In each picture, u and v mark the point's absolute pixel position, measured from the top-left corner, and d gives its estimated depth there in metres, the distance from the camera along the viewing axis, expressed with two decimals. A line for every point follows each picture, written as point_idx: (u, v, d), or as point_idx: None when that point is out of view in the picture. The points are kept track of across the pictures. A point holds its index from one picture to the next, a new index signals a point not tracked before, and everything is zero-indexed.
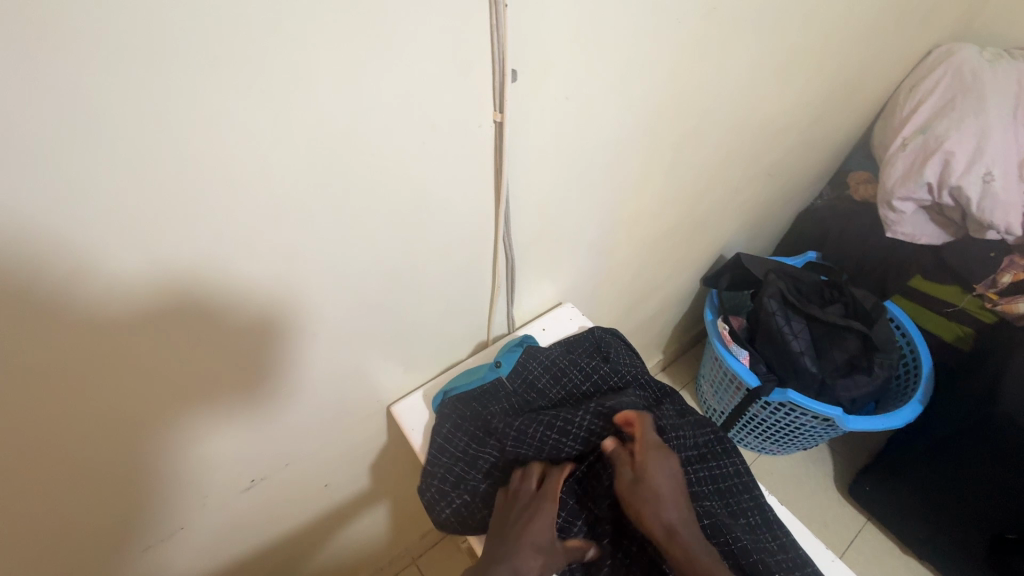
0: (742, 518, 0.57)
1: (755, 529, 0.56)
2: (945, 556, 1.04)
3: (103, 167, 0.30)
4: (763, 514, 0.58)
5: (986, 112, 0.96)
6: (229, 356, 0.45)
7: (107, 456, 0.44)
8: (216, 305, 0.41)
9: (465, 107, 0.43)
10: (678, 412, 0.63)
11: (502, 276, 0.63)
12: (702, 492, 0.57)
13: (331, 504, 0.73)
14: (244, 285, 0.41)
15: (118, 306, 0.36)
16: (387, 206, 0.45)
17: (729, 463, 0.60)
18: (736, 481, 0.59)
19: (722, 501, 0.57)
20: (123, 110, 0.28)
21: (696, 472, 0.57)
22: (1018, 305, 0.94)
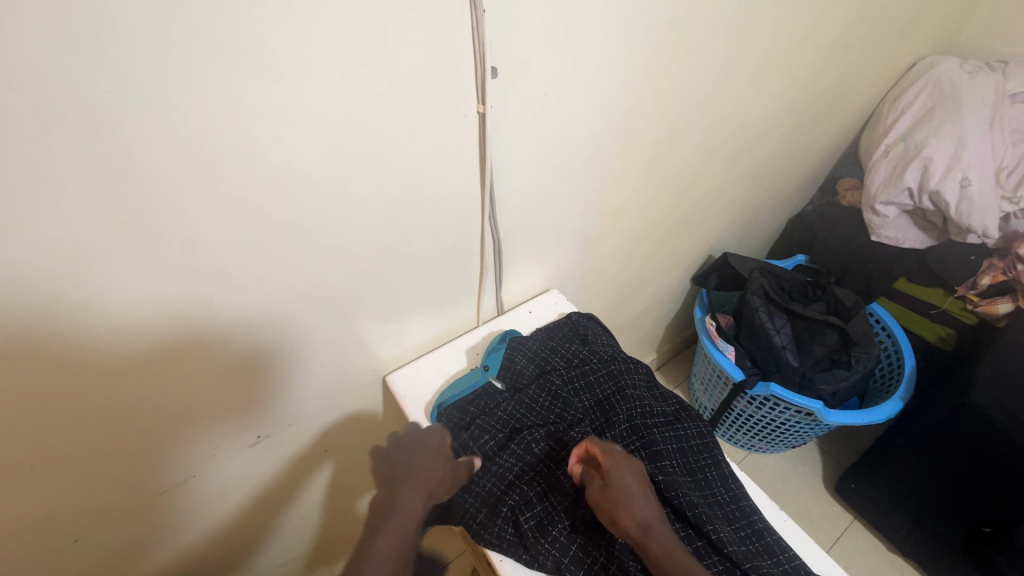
0: (699, 475, 0.62)
1: (709, 484, 0.62)
2: (928, 553, 1.06)
3: (148, 133, 0.36)
4: (719, 469, 0.63)
5: (963, 120, 1.00)
6: (244, 314, 0.51)
7: (133, 397, 0.49)
8: (235, 261, 0.46)
9: (451, 98, 0.49)
10: (647, 385, 0.69)
11: (490, 257, 0.69)
12: (664, 450, 0.62)
13: (330, 470, 0.79)
14: (258, 247, 0.47)
15: (149, 253, 0.41)
16: (383, 183, 0.51)
17: (692, 425, 0.66)
18: (698, 441, 0.65)
19: (684, 460, 0.63)
20: (165, 88, 0.34)
21: (659, 432, 0.63)
22: (998, 306, 0.99)
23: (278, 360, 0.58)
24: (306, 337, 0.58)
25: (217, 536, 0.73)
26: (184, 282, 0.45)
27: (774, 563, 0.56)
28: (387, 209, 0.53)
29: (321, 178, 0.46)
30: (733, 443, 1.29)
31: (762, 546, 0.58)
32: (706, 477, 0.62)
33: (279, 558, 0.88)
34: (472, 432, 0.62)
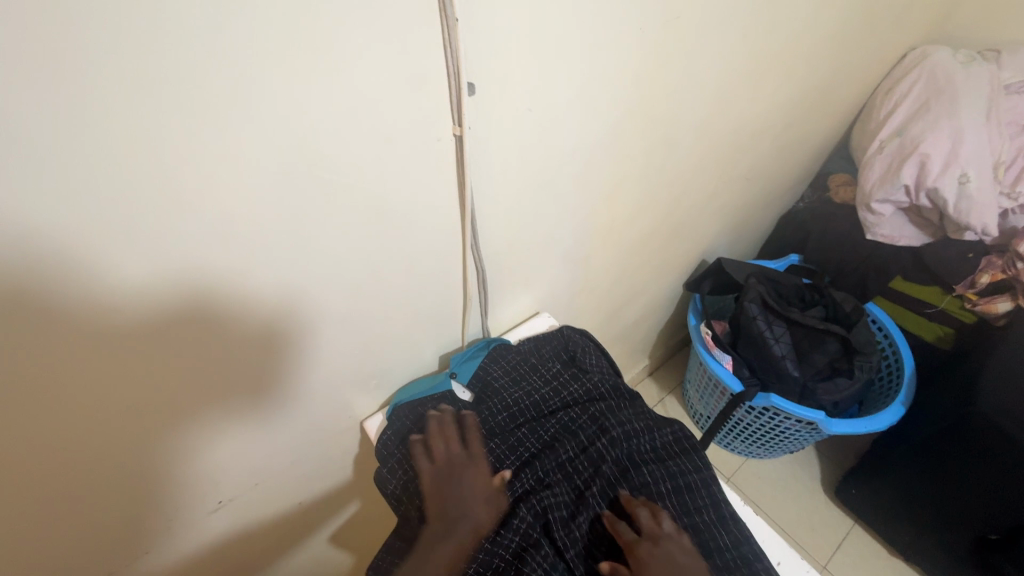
0: (698, 517, 0.55)
1: (708, 527, 0.55)
2: (930, 558, 1.04)
3: (48, 191, 0.29)
4: (719, 512, 0.56)
5: (959, 114, 0.97)
6: (192, 376, 0.44)
7: (61, 479, 0.42)
8: (185, 307, 0.39)
9: (422, 119, 0.42)
10: (638, 415, 0.63)
11: (474, 287, 0.62)
12: (657, 492, 0.56)
13: (310, 520, 0.72)
14: (197, 301, 0.40)
15: (88, 303, 0.35)
16: (346, 221, 0.44)
17: (687, 461, 0.59)
18: (694, 477, 0.58)
19: (683, 505, 0.55)
20: (68, 133, 0.28)
21: (649, 471, 0.57)
22: (999, 306, 0.97)
23: (238, 418, 0.51)
24: (268, 390, 0.51)
25: None
26: (123, 340, 0.38)
27: None
28: (353, 248, 0.46)
29: (267, 220, 0.39)
30: (730, 450, 1.26)
31: None
32: (704, 520, 0.55)
33: None
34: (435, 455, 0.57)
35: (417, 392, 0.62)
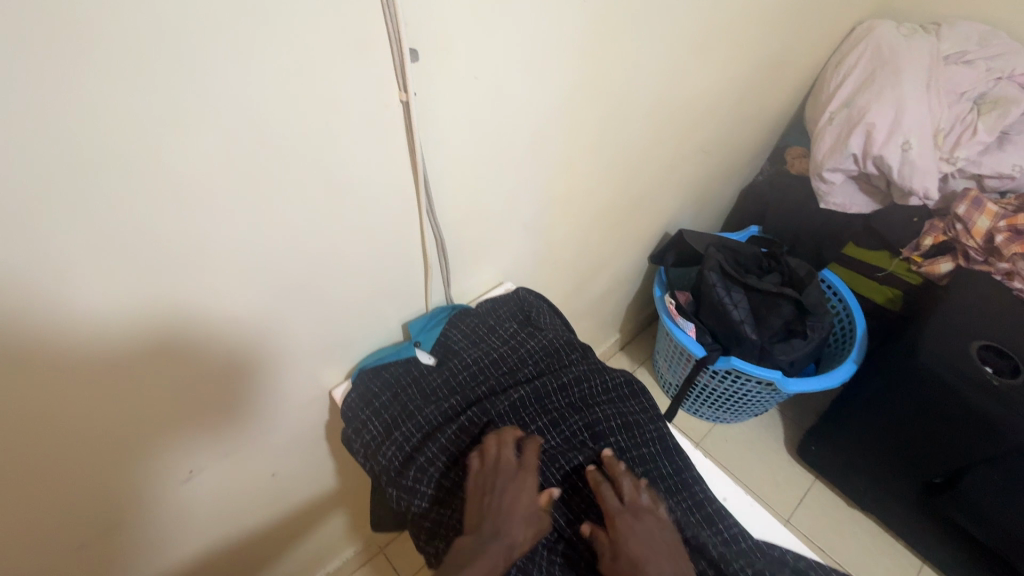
0: (643, 449, 0.60)
1: (653, 457, 0.60)
2: (881, 507, 1.10)
3: (2, 157, 0.31)
4: (663, 444, 0.62)
5: (902, 84, 1.01)
6: (155, 374, 0.47)
7: (25, 447, 0.42)
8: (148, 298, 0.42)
9: (367, 86, 0.44)
10: (589, 366, 0.67)
11: (435, 256, 0.64)
12: (607, 430, 0.61)
13: (285, 495, 0.73)
14: (153, 263, 0.41)
15: (64, 329, 0.39)
16: (299, 188, 0.45)
17: (633, 402, 0.65)
18: (640, 415, 0.64)
19: (633, 440, 0.61)
20: (18, 105, 0.30)
21: (600, 412, 0.62)
22: (940, 266, 1.02)
23: (206, 389, 0.52)
24: (233, 360, 0.53)
25: None
26: (95, 363, 0.43)
27: (714, 533, 0.55)
28: (308, 215, 0.48)
29: (222, 189, 0.41)
30: (699, 416, 1.31)
31: (704, 515, 0.57)
32: (650, 451, 0.60)
33: None
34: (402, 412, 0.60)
35: (381, 361, 0.64)
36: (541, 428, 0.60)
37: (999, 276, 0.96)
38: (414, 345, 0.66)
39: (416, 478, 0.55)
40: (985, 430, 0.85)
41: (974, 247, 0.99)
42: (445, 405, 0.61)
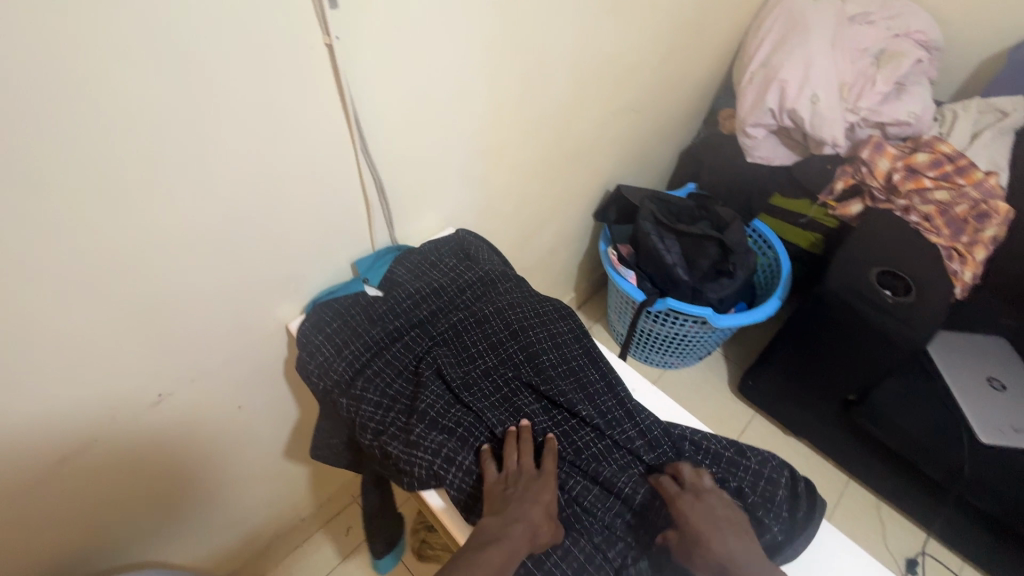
0: (571, 362, 0.70)
1: (580, 367, 0.70)
2: (807, 429, 1.20)
3: None
4: (588, 356, 0.71)
5: (809, 43, 1.11)
6: (72, 463, 0.60)
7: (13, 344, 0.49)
8: (102, 245, 0.50)
9: (293, 28, 0.50)
10: (523, 294, 0.76)
11: (375, 196, 0.72)
12: (541, 347, 0.69)
13: (249, 431, 0.79)
14: (111, 183, 0.47)
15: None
16: (238, 120, 0.52)
17: (564, 324, 0.74)
18: (569, 334, 0.73)
19: (562, 355, 0.70)
20: None
21: (533, 331, 0.71)
22: (852, 208, 1.16)
23: (162, 310, 0.58)
24: (186, 284, 0.59)
25: (135, 512, 0.71)
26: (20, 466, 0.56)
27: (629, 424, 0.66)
28: (246, 148, 0.55)
29: (162, 119, 0.47)
30: (649, 363, 1.40)
31: (624, 412, 0.68)
32: (578, 363, 0.70)
33: (209, 536, 0.86)
34: (352, 338, 0.68)
35: (332, 297, 0.71)
36: (478, 348, 0.69)
37: (899, 212, 1.09)
38: (363, 283, 0.73)
39: (364, 388, 0.64)
40: (885, 344, 0.97)
41: (878, 187, 1.11)
42: (390, 329, 0.69)
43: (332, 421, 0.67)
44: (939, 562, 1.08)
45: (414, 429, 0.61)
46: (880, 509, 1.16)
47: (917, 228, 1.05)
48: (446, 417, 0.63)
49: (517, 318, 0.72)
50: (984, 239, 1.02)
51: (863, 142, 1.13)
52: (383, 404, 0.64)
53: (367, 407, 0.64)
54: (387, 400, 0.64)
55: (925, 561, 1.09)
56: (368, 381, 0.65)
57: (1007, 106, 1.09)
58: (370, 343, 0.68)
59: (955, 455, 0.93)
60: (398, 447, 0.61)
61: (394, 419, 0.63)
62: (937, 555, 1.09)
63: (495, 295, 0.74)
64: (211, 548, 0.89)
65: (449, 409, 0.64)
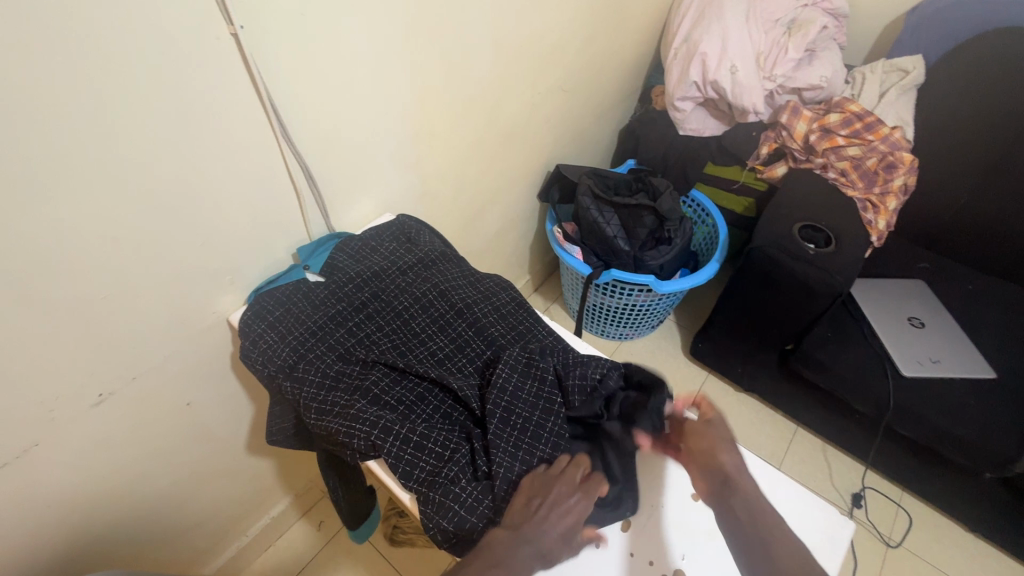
0: (518, 332, 0.71)
1: (527, 332, 0.71)
2: (755, 383, 1.27)
3: None
4: (534, 324, 0.72)
5: (724, 16, 1.16)
6: None
7: None
8: (18, 245, 0.50)
9: (196, 19, 0.52)
10: (466, 274, 0.77)
11: (305, 184, 0.74)
12: (486, 320, 0.70)
13: (202, 427, 0.79)
14: (22, 177, 0.48)
15: None
16: (149, 112, 0.54)
17: (508, 296, 0.75)
18: (513, 305, 0.74)
19: (506, 326, 0.70)
20: None
21: (478, 307, 0.71)
22: (777, 170, 1.24)
23: (95, 309, 0.59)
24: (118, 281, 0.60)
25: (92, 516, 0.71)
26: None
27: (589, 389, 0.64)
28: (164, 140, 0.56)
29: (74, 115, 0.49)
30: (605, 338, 1.45)
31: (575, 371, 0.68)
32: (525, 332, 0.71)
33: (175, 537, 0.87)
34: (292, 324, 0.68)
35: (272, 286, 0.73)
36: (423, 326, 0.70)
37: (819, 170, 1.17)
38: (305, 270, 0.75)
39: (306, 369, 0.64)
40: (809, 292, 1.02)
41: (798, 149, 1.19)
42: (331, 311, 0.69)
43: (282, 405, 0.68)
44: (881, 492, 1.17)
45: (352, 405, 0.60)
46: (825, 450, 1.24)
47: (835, 183, 1.13)
48: (386, 391, 0.62)
49: (462, 293, 0.73)
50: (894, 188, 1.11)
51: (780, 109, 1.21)
52: (324, 384, 0.63)
53: (311, 388, 0.63)
54: (328, 378, 0.63)
55: (867, 493, 1.17)
56: (310, 363, 0.65)
57: (908, 64, 1.17)
58: (310, 326, 0.67)
59: (881, 389, 1.01)
60: (336, 423, 0.60)
61: (334, 396, 0.62)
62: (878, 486, 1.18)
63: (438, 274, 0.75)
64: (179, 550, 0.89)
65: (389, 383, 0.63)
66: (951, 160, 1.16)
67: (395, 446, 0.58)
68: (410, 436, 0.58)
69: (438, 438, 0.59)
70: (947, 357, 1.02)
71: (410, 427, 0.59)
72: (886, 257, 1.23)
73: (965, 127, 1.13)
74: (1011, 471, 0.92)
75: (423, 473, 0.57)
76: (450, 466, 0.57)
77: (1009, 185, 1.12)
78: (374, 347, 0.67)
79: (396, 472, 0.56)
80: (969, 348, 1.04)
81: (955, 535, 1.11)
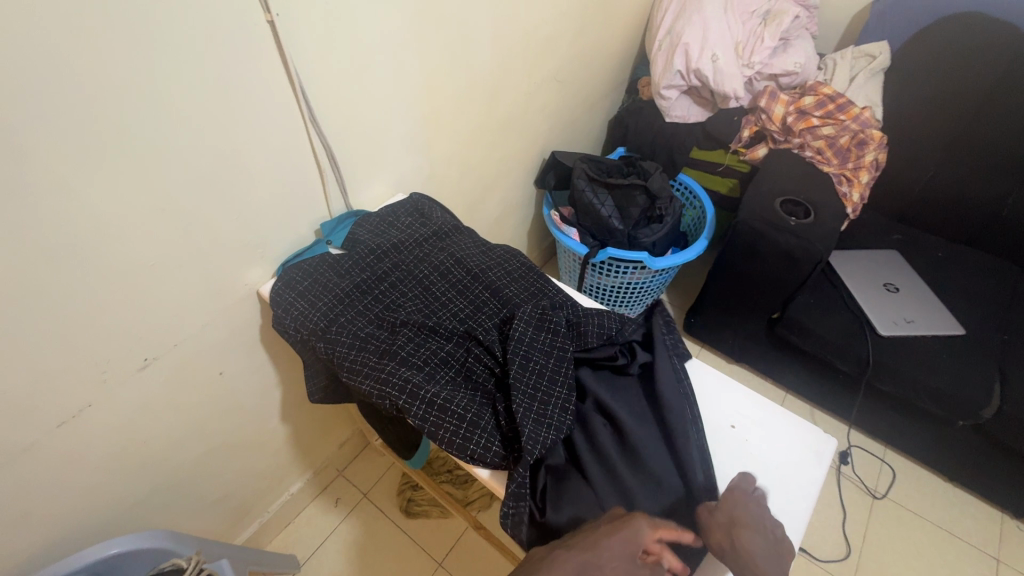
0: (531, 294, 0.76)
1: (539, 291, 0.77)
2: (746, 353, 1.34)
3: None
4: (544, 286, 0.78)
5: (704, 9, 1.24)
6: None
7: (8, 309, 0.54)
8: (81, 212, 0.56)
9: (238, 6, 0.58)
10: (478, 245, 0.82)
11: (327, 164, 0.79)
12: (501, 283, 0.76)
13: (231, 397, 0.84)
14: (88, 148, 0.54)
15: None
16: (194, 91, 0.59)
17: (518, 261, 0.80)
18: (524, 270, 0.80)
19: (519, 287, 0.76)
20: None
21: (493, 272, 0.77)
22: (758, 152, 1.32)
23: (143, 276, 0.64)
24: (163, 250, 0.65)
25: (134, 480, 0.75)
26: None
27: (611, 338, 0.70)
28: (207, 118, 0.62)
29: (128, 90, 0.54)
30: None
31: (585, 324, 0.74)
32: (538, 294, 0.76)
33: (202, 508, 0.91)
34: (320, 294, 0.73)
35: (300, 258, 0.79)
36: (443, 292, 0.75)
37: (797, 149, 1.25)
38: (327, 245, 0.81)
39: (338, 332, 0.69)
40: (790, 261, 1.10)
41: (777, 130, 1.27)
42: (357, 280, 0.74)
43: (314, 366, 0.73)
44: (865, 449, 1.24)
45: (382, 366, 0.64)
46: (814, 415, 1.31)
47: (812, 160, 1.22)
48: (412, 355, 0.66)
49: (477, 261, 0.78)
50: (866, 163, 1.20)
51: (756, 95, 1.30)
52: (355, 345, 0.68)
53: (343, 350, 0.68)
54: (358, 341, 0.68)
55: (854, 451, 1.24)
56: (341, 327, 0.69)
57: (874, 49, 1.26)
58: (338, 294, 0.72)
59: (861, 347, 1.09)
60: (366, 383, 0.64)
61: (366, 357, 0.66)
62: (863, 444, 1.25)
63: (453, 245, 0.81)
64: (207, 522, 0.94)
65: (415, 346, 0.67)
66: (917, 136, 1.25)
67: (420, 407, 0.61)
68: (434, 398, 0.61)
69: (461, 396, 0.63)
70: (920, 316, 1.11)
71: (436, 387, 0.63)
72: (861, 230, 1.31)
73: (928, 106, 1.22)
74: (982, 417, 1.00)
75: (449, 430, 0.60)
76: (479, 412, 0.62)
77: (970, 158, 1.21)
78: (400, 313, 0.71)
79: (423, 429, 0.60)
80: (939, 307, 1.12)
81: (935, 485, 1.19)
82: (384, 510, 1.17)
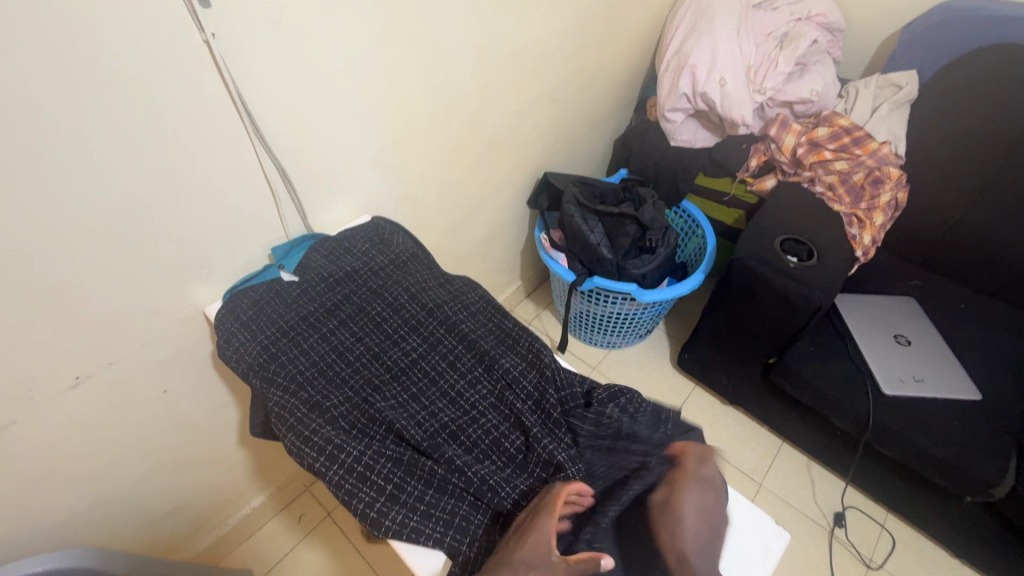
0: (484, 335, 0.73)
1: (494, 330, 0.74)
2: (740, 395, 1.25)
3: None
4: (500, 326, 0.75)
5: (715, 29, 1.16)
6: None
7: None
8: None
9: (167, 24, 0.55)
10: (437, 277, 0.79)
11: (280, 183, 0.77)
12: (456, 321, 0.73)
13: (178, 413, 0.82)
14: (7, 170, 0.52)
15: None
16: (123, 113, 0.57)
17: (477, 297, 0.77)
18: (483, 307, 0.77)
19: (473, 326, 0.74)
20: None
21: (448, 309, 0.74)
22: (766, 183, 1.24)
23: (71, 295, 0.62)
24: (92, 271, 0.63)
25: (69, 493, 0.74)
26: None
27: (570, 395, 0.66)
28: (141, 140, 0.59)
29: (56, 112, 0.52)
30: (593, 345, 1.44)
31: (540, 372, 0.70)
32: (493, 336, 0.73)
33: (150, 521, 0.90)
34: (260, 328, 0.70)
35: (247, 284, 0.76)
36: (391, 329, 0.72)
37: (807, 183, 1.17)
38: (279, 269, 0.78)
39: (275, 371, 0.66)
40: (788, 306, 1.02)
41: (787, 162, 1.19)
42: (304, 312, 0.71)
43: (255, 400, 0.71)
44: (863, 511, 1.14)
45: (309, 421, 0.62)
46: (810, 468, 1.22)
47: (822, 197, 1.13)
48: (342, 410, 0.64)
49: (433, 295, 0.76)
50: (881, 204, 1.11)
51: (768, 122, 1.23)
52: (290, 388, 0.65)
53: (277, 393, 0.65)
54: (293, 385, 0.65)
55: (850, 512, 1.14)
56: (279, 367, 0.67)
57: (901, 79, 1.17)
58: (275, 330, 0.70)
59: (861, 406, 0.99)
60: (291, 438, 0.62)
61: (297, 403, 0.64)
62: (860, 505, 1.15)
63: (408, 276, 0.78)
64: (154, 534, 0.92)
65: (347, 399, 0.65)
66: (944, 176, 1.15)
67: (338, 472, 0.58)
68: (356, 463, 0.59)
69: (385, 458, 0.60)
70: (931, 375, 1.01)
71: (360, 446, 0.60)
72: (874, 273, 1.21)
73: (956, 143, 1.12)
74: (993, 495, 0.90)
75: (365, 499, 0.57)
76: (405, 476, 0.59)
77: (1001, 203, 1.10)
78: (340, 357, 0.69)
79: (336, 497, 0.57)
80: (955, 367, 1.02)
81: (939, 559, 1.08)
82: (346, 532, 1.14)
